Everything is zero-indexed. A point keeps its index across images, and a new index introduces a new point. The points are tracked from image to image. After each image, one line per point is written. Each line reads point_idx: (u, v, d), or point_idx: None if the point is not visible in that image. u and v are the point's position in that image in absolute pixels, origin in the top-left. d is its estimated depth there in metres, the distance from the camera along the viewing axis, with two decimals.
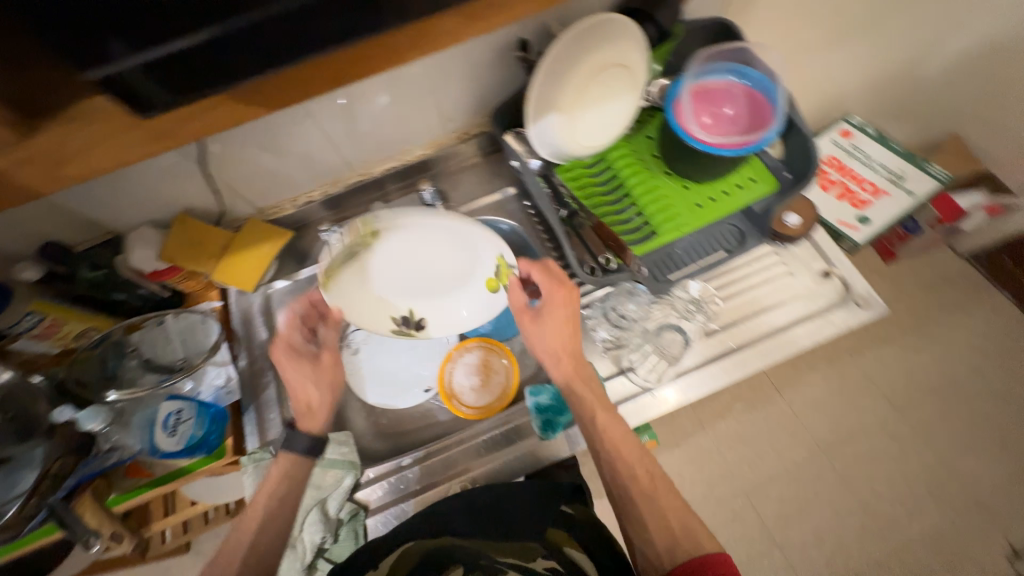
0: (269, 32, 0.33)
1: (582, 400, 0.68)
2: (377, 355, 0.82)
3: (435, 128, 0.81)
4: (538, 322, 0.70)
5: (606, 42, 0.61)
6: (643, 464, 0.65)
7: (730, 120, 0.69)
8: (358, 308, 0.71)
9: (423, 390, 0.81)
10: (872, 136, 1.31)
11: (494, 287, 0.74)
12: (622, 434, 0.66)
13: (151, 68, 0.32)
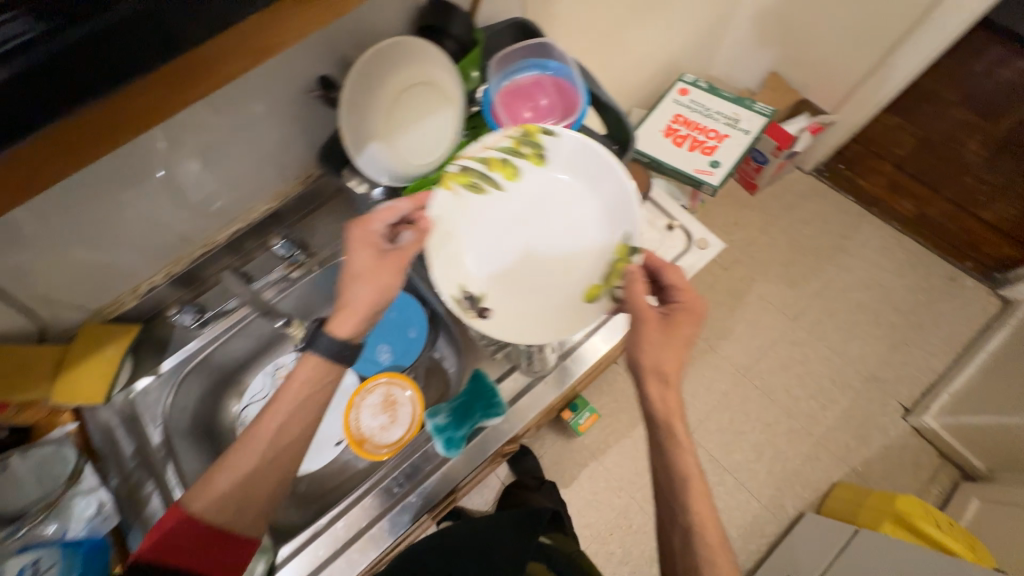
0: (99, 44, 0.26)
1: (676, 446, 0.66)
2: None
3: (272, 179, 0.78)
4: (663, 330, 0.64)
5: (398, 66, 0.65)
6: (713, 528, 0.64)
7: (546, 111, 0.73)
8: (450, 253, 0.65)
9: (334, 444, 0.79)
10: (705, 88, 1.45)
11: (594, 294, 0.64)
12: (699, 485, 0.65)
13: None
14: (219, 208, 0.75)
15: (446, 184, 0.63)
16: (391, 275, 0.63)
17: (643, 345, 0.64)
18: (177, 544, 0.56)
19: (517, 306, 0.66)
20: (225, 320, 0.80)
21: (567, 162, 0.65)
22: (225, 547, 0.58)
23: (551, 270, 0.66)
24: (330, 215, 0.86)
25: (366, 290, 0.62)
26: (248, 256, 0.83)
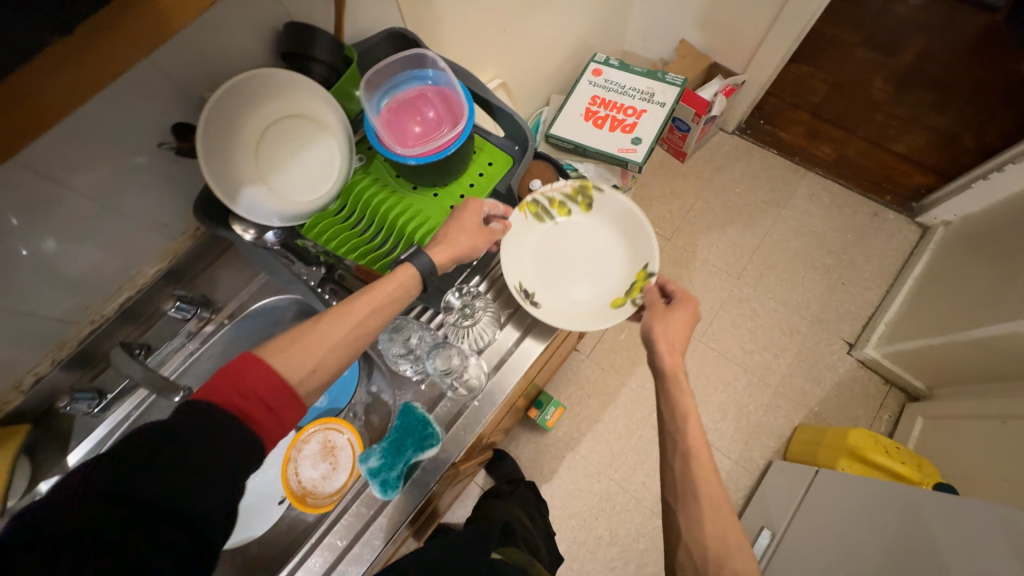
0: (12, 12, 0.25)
1: (678, 395, 0.65)
2: None
3: (155, 239, 0.71)
4: (663, 314, 0.71)
5: (258, 103, 0.61)
6: (710, 464, 0.61)
7: (436, 123, 0.71)
8: (510, 254, 0.77)
9: (278, 504, 0.74)
10: (616, 66, 1.45)
11: (618, 303, 0.77)
12: (696, 427, 0.63)
13: None
14: (102, 278, 0.68)
15: (521, 209, 0.79)
16: (484, 244, 0.69)
17: (651, 321, 0.71)
18: (239, 388, 0.50)
19: (558, 303, 0.77)
20: (132, 396, 0.76)
21: (612, 209, 0.81)
22: (283, 405, 0.52)
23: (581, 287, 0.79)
24: (230, 266, 0.82)
25: (467, 241, 0.68)
26: (149, 323, 0.76)
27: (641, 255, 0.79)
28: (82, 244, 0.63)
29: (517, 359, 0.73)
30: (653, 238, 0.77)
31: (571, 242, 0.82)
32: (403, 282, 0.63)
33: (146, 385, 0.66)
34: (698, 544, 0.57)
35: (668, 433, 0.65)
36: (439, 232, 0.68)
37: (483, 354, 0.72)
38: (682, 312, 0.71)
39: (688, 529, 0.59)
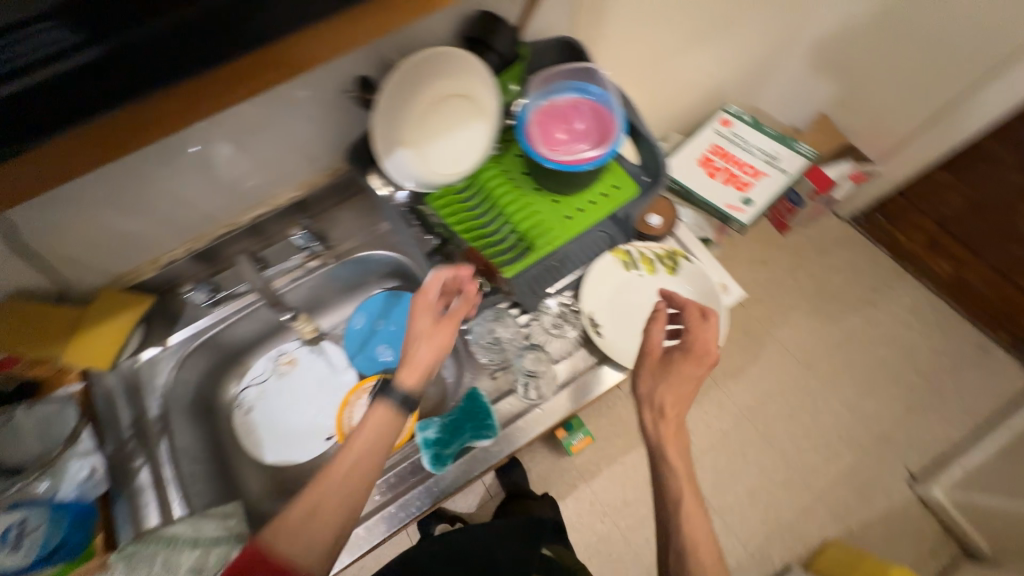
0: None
1: (669, 464, 0.64)
2: (272, 415, 0.81)
3: (302, 168, 0.78)
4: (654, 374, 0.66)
5: (438, 75, 0.64)
6: (705, 532, 0.61)
7: (580, 135, 0.72)
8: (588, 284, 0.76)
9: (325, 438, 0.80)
10: (749, 122, 1.41)
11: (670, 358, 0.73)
12: (689, 497, 0.62)
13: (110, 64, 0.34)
14: (247, 191, 0.75)
15: (612, 252, 0.76)
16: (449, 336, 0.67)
17: (645, 381, 0.67)
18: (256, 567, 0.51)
19: (615, 345, 0.73)
20: (238, 302, 0.81)
21: (694, 278, 0.75)
22: None
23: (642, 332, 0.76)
24: (350, 211, 0.86)
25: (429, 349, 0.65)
26: (270, 242, 0.83)
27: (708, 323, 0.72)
28: (246, 158, 0.70)
29: (587, 381, 0.73)
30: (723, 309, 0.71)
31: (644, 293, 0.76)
32: (381, 422, 0.61)
33: None
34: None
35: (661, 503, 0.64)
36: (405, 355, 0.66)
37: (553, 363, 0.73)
38: (690, 363, 0.64)
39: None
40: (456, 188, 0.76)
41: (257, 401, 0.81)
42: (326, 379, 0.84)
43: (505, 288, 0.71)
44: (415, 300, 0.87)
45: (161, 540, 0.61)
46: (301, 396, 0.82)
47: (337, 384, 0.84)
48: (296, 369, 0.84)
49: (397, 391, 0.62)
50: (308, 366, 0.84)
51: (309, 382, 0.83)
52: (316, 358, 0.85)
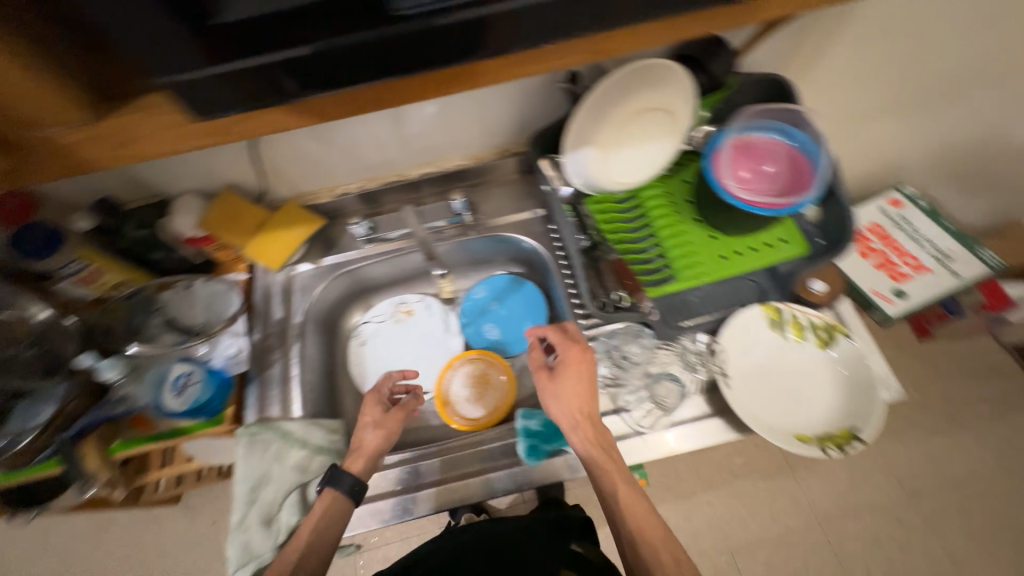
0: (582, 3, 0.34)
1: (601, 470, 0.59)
2: (382, 354, 0.86)
3: (478, 140, 0.82)
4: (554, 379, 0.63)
5: (649, 86, 0.63)
6: (659, 527, 0.57)
7: (768, 178, 0.68)
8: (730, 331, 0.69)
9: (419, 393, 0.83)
10: (923, 209, 1.25)
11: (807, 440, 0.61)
12: (627, 489, 0.58)
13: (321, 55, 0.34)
14: (426, 149, 0.81)
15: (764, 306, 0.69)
16: (398, 427, 0.69)
17: (553, 397, 0.62)
18: None
19: (743, 406, 0.63)
20: (383, 246, 0.86)
21: (850, 360, 0.65)
22: None
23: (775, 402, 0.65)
24: (505, 192, 0.88)
25: (378, 437, 0.67)
26: (426, 199, 0.88)
27: (856, 414, 0.61)
28: (440, 120, 0.75)
29: (698, 429, 0.66)
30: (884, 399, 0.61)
31: (782, 361, 0.67)
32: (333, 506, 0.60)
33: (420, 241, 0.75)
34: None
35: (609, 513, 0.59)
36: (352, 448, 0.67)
37: (672, 405, 0.66)
38: (574, 364, 0.63)
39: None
40: (616, 197, 0.77)
41: (372, 337, 0.87)
42: (433, 337, 0.87)
43: (646, 310, 0.67)
44: (536, 290, 0.88)
45: (278, 432, 0.67)
46: (410, 345, 0.87)
47: (443, 345, 0.87)
48: (412, 320, 0.88)
49: (345, 480, 0.61)
50: (422, 320, 0.88)
51: (420, 335, 0.87)
52: (430, 315, 0.89)
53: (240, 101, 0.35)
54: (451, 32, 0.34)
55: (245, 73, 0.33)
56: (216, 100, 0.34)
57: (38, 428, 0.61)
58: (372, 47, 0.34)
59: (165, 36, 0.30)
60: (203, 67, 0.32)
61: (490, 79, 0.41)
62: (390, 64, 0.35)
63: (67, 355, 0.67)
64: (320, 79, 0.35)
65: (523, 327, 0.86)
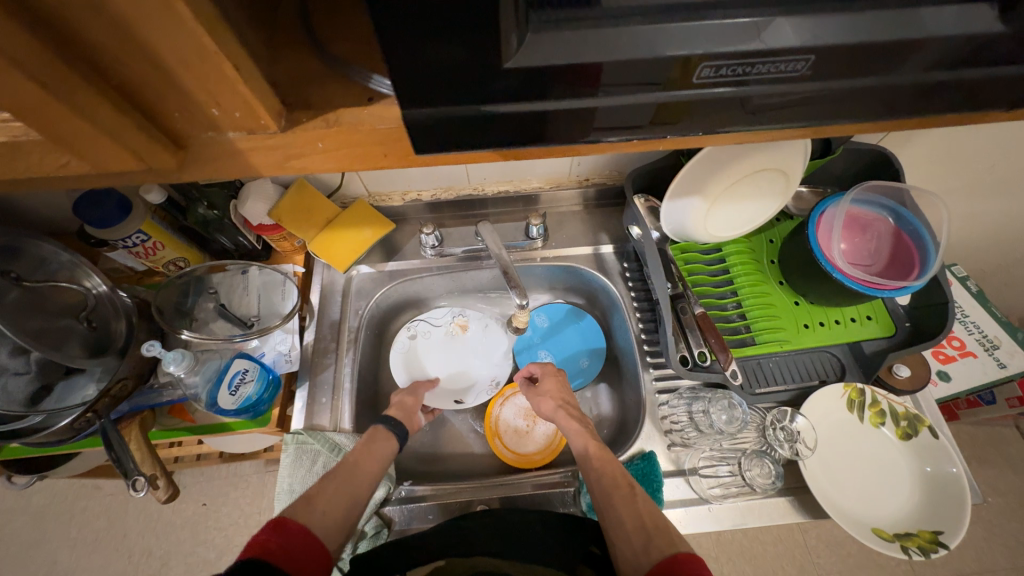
0: (843, 99, 0.28)
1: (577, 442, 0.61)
2: (425, 358, 0.82)
3: (563, 168, 0.79)
4: (533, 392, 0.70)
5: (771, 148, 0.60)
6: (626, 482, 0.54)
7: (868, 253, 0.66)
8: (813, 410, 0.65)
9: (452, 400, 0.79)
10: (974, 292, 1.01)
11: (886, 537, 0.58)
12: (595, 447, 0.59)
13: (526, 114, 0.26)
14: (510, 169, 0.78)
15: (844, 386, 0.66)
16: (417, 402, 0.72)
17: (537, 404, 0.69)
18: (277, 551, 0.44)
19: (822, 490, 0.61)
20: (446, 259, 0.82)
21: (936, 459, 0.62)
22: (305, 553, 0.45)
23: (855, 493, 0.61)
24: (577, 221, 0.85)
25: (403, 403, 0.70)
26: (494, 217, 0.85)
27: (940, 517, 0.59)
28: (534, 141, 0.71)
29: (768, 506, 0.62)
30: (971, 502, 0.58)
31: (863, 448, 0.64)
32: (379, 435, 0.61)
33: (499, 263, 0.71)
34: (631, 551, 0.48)
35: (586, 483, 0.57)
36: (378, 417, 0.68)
37: (754, 486, 0.62)
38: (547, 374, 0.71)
39: (618, 537, 0.50)
40: (701, 247, 0.75)
41: (422, 337, 0.83)
42: (483, 356, 0.83)
43: (729, 372, 0.64)
44: (595, 326, 0.85)
45: (328, 443, 0.65)
46: (458, 362, 0.82)
47: (494, 364, 0.82)
48: (466, 338, 0.84)
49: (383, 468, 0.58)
50: (476, 338, 0.84)
51: (472, 351, 0.83)
52: (486, 335, 0.84)
53: (452, 144, 0.27)
54: (694, 111, 0.28)
55: (462, 120, 0.26)
56: (424, 136, 0.27)
57: (86, 405, 0.55)
58: (617, 109, 0.27)
59: (404, 71, 0.23)
60: (442, 102, 0.25)
61: (710, 142, 0.33)
62: (606, 129, 0.28)
63: (117, 333, 0.62)
64: (544, 132, 0.28)
65: (577, 363, 0.83)
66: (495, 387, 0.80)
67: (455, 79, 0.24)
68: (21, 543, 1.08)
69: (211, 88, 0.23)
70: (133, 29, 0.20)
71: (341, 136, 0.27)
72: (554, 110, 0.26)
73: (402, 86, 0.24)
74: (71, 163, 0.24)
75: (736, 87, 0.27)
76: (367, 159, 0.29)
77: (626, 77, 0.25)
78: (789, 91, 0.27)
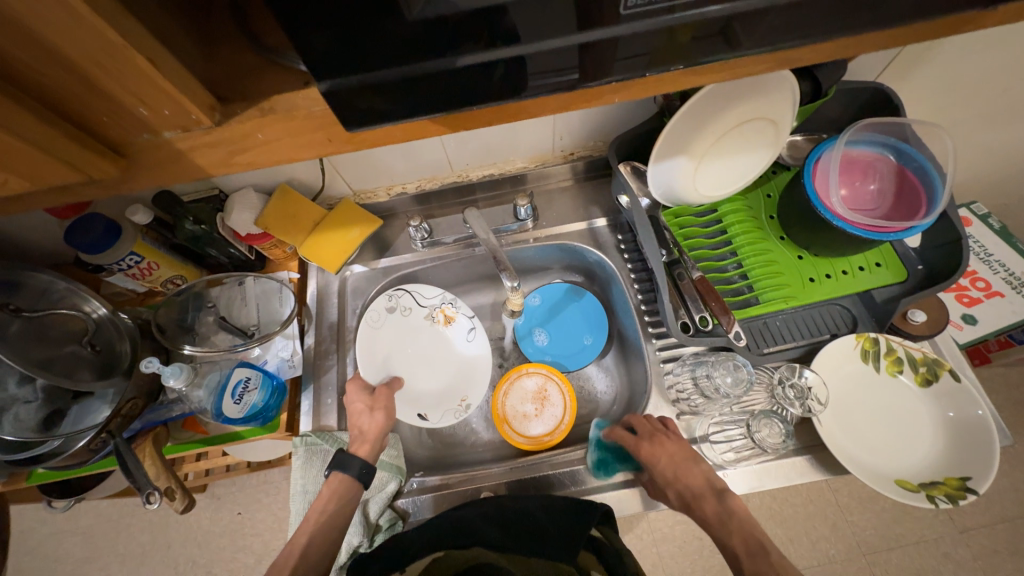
0: (798, 22, 0.26)
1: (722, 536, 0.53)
2: (397, 347, 0.77)
3: (547, 143, 0.76)
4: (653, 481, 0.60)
5: (758, 96, 0.57)
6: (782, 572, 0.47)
7: (871, 197, 0.63)
8: (826, 366, 0.62)
9: (416, 414, 0.73)
10: (996, 229, 0.95)
11: (908, 487, 0.56)
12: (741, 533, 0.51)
13: (459, 75, 0.25)
14: (493, 152, 0.76)
15: (856, 338, 0.63)
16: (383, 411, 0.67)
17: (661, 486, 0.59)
18: None
19: (838, 445, 0.59)
20: (439, 250, 0.81)
21: (959, 404, 0.59)
22: None
23: (875, 447, 0.59)
24: (567, 198, 0.83)
25: (366, 420, 0.65)
26: (482, 203, 0.84)
27: (966, 462, 0.56)
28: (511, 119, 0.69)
29: (786, 465, 0.61)
30: (999, 444, 0.55)
31: (879, 400, 0.62)
32: (341, 490, 0.59)
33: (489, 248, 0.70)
34: None
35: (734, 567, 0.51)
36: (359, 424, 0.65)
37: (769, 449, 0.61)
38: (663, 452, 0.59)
39: None
40: (695, 210, 0.72)
41: (402, 312, 0.79)
42: (462, 365, 0.78)
43: (732, 334, 0.63)
44: (595, 302, 0.83)
45: (338, 442, 0.67)
46: (428, 368, 0.77)
47: (471, 382, 0.77)
48: (448, 330, 0.79)
49: (352, 464, 0.60)
50: (458, 341, 0.80)
51: (452, 355, 0.78)
52: (469, 342, 0.79)
53: (388, 116, 0.27)
54: (641, 55, 0.27)
55: (394, 84, 0.25)
56: (355, 107, 0.26)
57: (99, 426, 0.57)
58: (559, 58, 0.26)
59: (324, 41, 0.22)
60: (365, 70, 0.24)
61: (672, 88, 0.31)
62: (551, 81, 0.27)
63: (123, 353, 0.62)
64: (484, 93, 0.27)
65: (580, 342, 0.81)
66: (464, 409, 0.75)
67: (375, 41, 0.23)
68: (74, 562, 1.13)
69: (131, 84, 0.23)
70: (32, 29, 0.19)
71: (272, 118, 0.26)
72: (488, 64, 0.25)
73: (320, 58, 0.23)
74: (9, 180, 0.24)
75: (677, 18, 0.25)
76: (304, 141, 0.28)
77: (557, 19, 0.24)
78: (742, 15, 0.25)
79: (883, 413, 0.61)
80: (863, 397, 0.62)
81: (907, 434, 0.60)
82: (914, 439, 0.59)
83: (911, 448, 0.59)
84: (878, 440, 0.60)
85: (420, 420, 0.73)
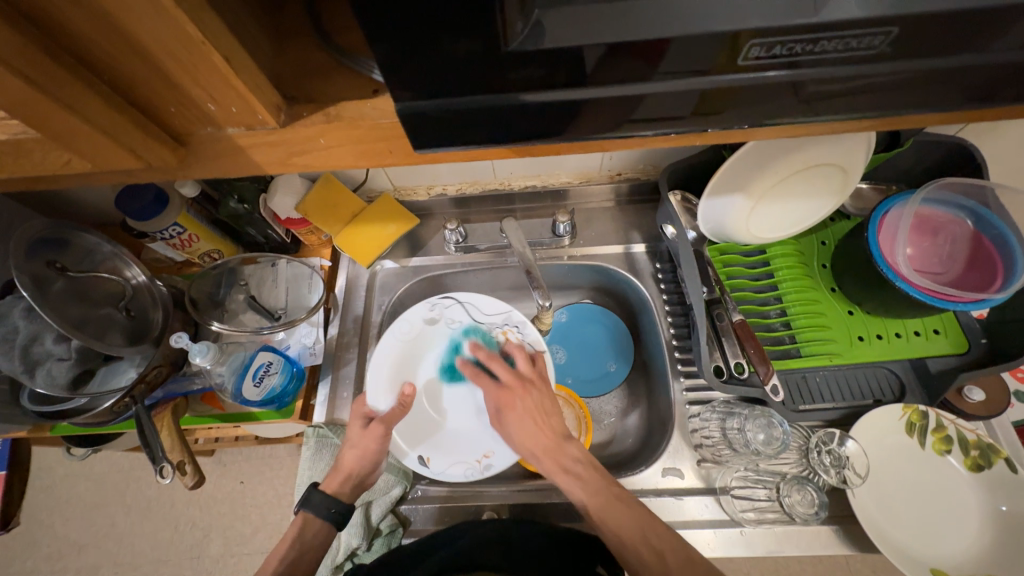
0: (903, 87, 0.25)
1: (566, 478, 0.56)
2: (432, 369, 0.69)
3: (594, 162, 0.75)
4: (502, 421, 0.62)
5: (829, 142, 0.54)
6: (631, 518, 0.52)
7: (940, 260, 0.59)
8: (866, 436, 0.58)
9: (420, 458, 0.63)
10: None
11: None
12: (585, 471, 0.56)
13: (535, 107, 0.24)
14: (538, 163, 0.74)
15: (903, 408, 0.58)
16: (373, 445, 0.60)
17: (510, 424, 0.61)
18: None
19: (873, 523, 0.54)
20: (472, 257, 0.80)
21: (1012, 497, 0.54)
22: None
23: (912, 529, 0.55)
24: (608, 218, 0.80)
25: (354, 454, 0.60)
26: (520, 214, 0.82)
27: (1014, 561, 0.52)
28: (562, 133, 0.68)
29: (810, 534, 0.57)
30: None
31: (921, 479, 0.57)
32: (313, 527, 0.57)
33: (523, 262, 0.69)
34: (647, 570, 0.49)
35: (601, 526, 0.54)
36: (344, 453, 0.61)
37: (795, 515, 0.57)
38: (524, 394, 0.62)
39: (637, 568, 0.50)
40: (742, 248, 0.69)
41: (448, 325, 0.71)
42: None
43: (769, 387, 0.59)
44: (622, 330, 0.81)
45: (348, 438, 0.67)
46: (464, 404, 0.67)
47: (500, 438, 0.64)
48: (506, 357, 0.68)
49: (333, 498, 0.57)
50: None
51: None
52: None
53: (451, 140, 0.26)
54: (731, 101, 0.25)
55: (465, 113, 0.24)
56: (424, 129, 0.25)
57: (123, 391, 0.58)
58: (644, 103, 0.24)
59: (404, 64, 0.21)
60: (441, 95, 0.23)
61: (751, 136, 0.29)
62: (627, 121, 0.26)
63: (154, 322, 0.64)
64: (556, 126, 0.25)
65: (601, 368, 0.79)
66: (479, 471, 0.63)
67: (456, 67, 0.22)
68: (82, 507, 1.17)
69: (200, 80, 0.22)
70: (113, 19, 0.19)
71: (336, 127, 0.25)
72: (567, 100, 0.24)
73: (398, 79, 0.22)
74: (73, 161, 0.24)
75: (773, 71, 0.23)
76: (363, 153, 0.27)
77: (649, 62, 0.23)
78: (844, 72, 0.24)
79: (924, 493, 0.57)
80: (903, 473, 0.57)
81: (950, 519, 0.55)
82: (958, 527, 0.55)
83: (954, 536, 0.54)
84: (917, 522, 0.55)
85: (419, 464, 0.63)
